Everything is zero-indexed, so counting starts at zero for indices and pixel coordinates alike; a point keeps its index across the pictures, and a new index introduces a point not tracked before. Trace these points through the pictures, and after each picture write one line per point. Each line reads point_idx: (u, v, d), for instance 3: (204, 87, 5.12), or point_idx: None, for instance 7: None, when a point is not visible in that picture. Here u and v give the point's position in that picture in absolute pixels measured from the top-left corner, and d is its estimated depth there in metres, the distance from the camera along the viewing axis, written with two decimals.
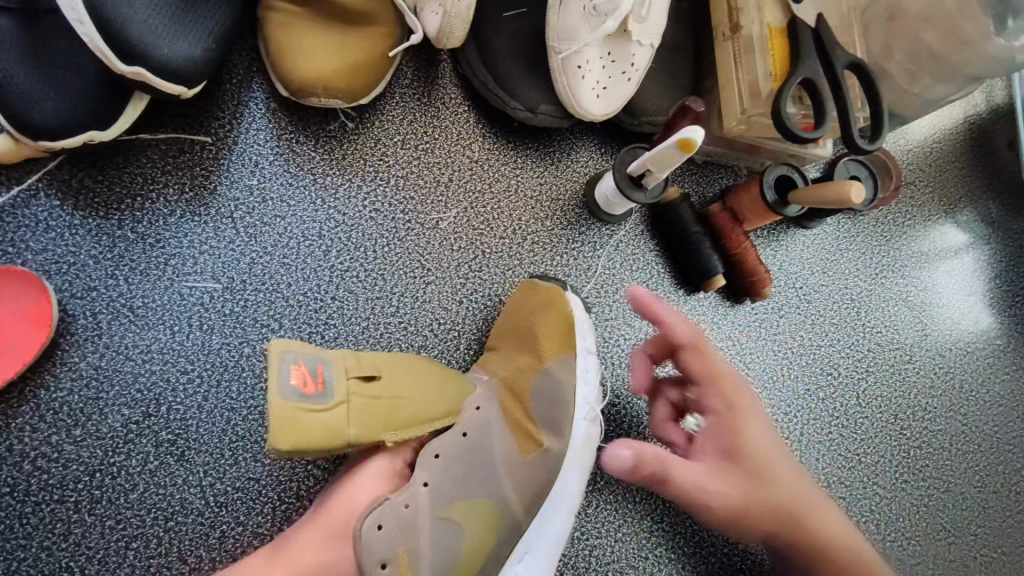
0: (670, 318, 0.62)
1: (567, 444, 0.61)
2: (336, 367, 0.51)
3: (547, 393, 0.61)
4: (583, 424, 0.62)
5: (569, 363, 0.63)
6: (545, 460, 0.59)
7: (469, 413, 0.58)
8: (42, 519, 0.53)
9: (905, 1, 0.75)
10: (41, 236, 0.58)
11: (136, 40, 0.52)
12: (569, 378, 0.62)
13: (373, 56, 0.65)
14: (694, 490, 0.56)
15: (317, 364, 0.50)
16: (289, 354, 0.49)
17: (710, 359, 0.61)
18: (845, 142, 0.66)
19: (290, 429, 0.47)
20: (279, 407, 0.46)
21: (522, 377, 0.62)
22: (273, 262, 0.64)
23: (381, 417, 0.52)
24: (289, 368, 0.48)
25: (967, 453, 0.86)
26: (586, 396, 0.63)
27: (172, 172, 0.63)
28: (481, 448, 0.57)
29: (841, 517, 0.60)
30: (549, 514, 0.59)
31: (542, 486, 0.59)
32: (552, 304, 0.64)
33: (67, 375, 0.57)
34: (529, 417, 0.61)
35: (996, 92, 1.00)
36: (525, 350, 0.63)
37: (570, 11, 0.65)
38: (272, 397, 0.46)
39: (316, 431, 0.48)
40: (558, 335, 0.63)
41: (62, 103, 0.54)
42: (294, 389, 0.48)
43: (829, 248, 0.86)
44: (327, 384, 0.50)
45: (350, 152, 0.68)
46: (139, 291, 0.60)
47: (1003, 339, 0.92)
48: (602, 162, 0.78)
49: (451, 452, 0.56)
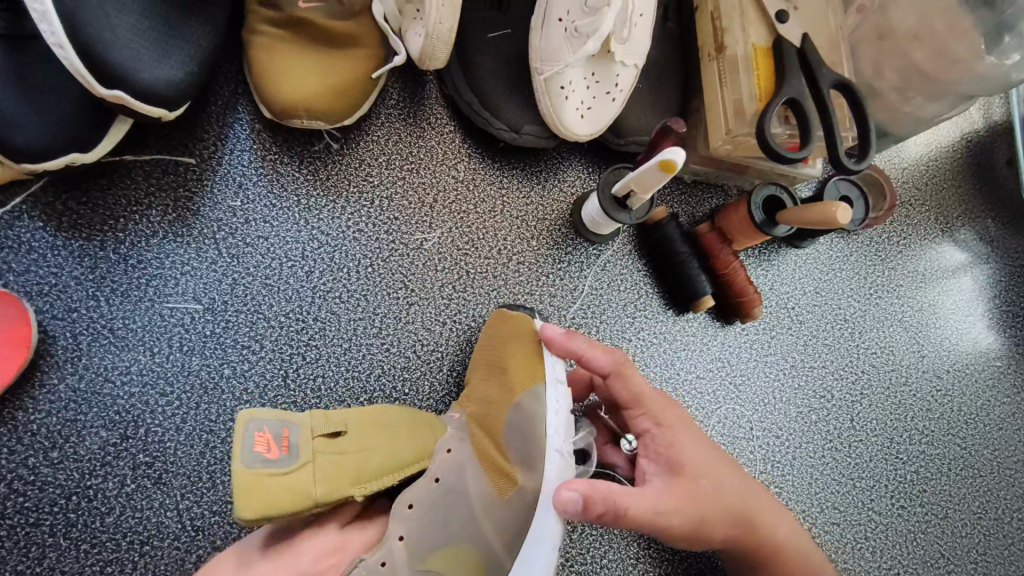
0: (589, 351, 0.60)
1: (542, 478, 0.58)
2: (303, 429, 0.53)
3: (518, 426, 0.59)
4: (558, 457, 0.59)
5: (540, 395, 0.60)
6: (520, 498, 0.57)
7: (439, 457, 0.58)
8: (17, 542, 0.53)
9: (894, 20, 0.75)
10: (24, 257, 0.58)
11: (118, 65, 0.53)
12: (539, 411, 0.60)
13: (356, 77, 0.65)
14: (654, 520, 0.53)
15: (283, 428, 0.52)
16: (256, 420, 0.51)
17: (636, 380, 0.59)
18: (831, 161, 0.65)
19: (253, 495, 0.48)
20: (244, 474, 0.48)
21: (493, 413, 0.60)
22: (255, 284, 0.64)
23: (348, 473, 0.53)
24: (253, 436, 0.50)
25: (967, 478, 0.84)
26: (559, 427, 0.60)
27: (155, 194, 0.63)
28: (458, 491, 0.57)
29: (787, 518, 0.63)
30: (529, 552, 0.57)
31: (521, 525, 0.57)
32: (516, 335, 0.63)
33: (45, 397, 0.56)
34: (501, 453, 0.59)
35: (993, 108, 0.99)
36: (495, 383, 0.61)
37: (552, 33, 0.65)
38: (236, 465, 0.48)
39: (282, 496, 0.49)
40: (525, 366, 0.61)
41: (44, 127, 0.54)
42: (259, 456, 0.50)
43: (823, 267, 0.85)
44: (292, 446, 0.52)
45: (334, 173, 0.68)
46: (120, 312, 0.60)
47: (1004, 360, 0.90)
48: (589, 181, 0.77)
49: (426, 500, 0.56)
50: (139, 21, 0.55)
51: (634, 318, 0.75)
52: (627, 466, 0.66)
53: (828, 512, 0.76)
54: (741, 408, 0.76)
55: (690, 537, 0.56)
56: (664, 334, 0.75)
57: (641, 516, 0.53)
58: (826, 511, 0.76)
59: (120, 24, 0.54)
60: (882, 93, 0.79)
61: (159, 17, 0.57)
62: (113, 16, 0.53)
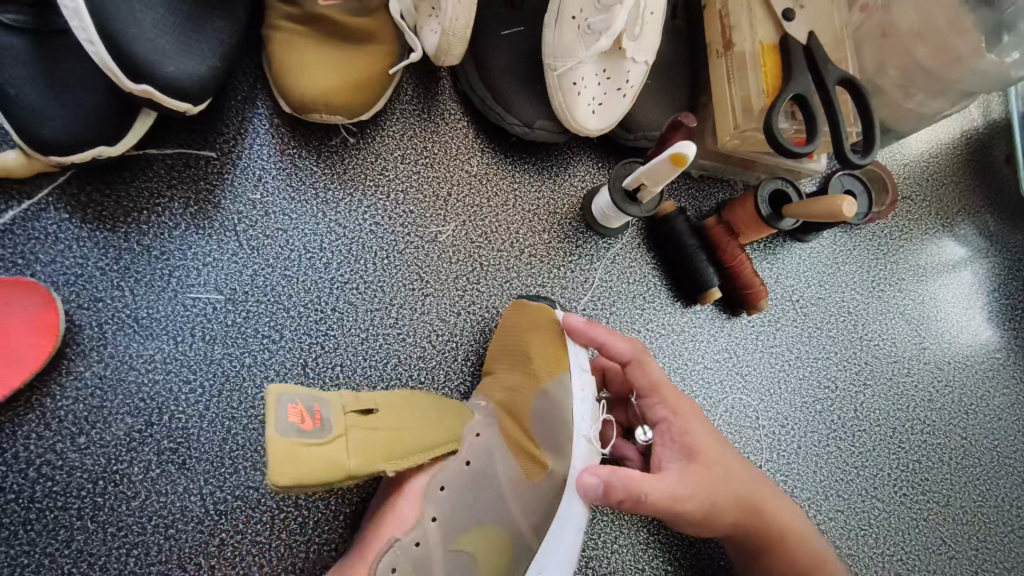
0: (611, 339, 0.62)
1: (569, 463, 0.60)
2: (334, 405, 0.52)
3: (545, 413, 0.61)
4: (584, 443, 0.61)
5: (566, 383, 0.62)
6: (549, 482, 0.59)
7: (469, 440, 0.59)
8: (45, 525, 0.54)
9: (897, 18, 0.77)
10: (49, 248, 0.60)
11: (145, 60, 0.54)
12: (566, 397, 0.62)
13: (373, 73, 0.67)
14: (672, 502, 0.54)
15: (314, 403, 0.51)
16: (288, 393, 0.49)
17: (654, 370, 0.62)
18: (837, 155, 0.67)
19: (288, 464, 0.46)
20: (278, 443, 0.46)
21: (520, 399, 0.62)
22: (274, 275, 0.65)
23: (380, 448, 0.52)
24: (287, 408, 0.49)
25: (967, 467, 0.85)
26: (585, 412, 0.62)
27: (177, 186, 0.64)
28: (487, 474, 0.58)
29: (796, 511, 0.65)
30: (557, 536, 0.59)
31: (550, 507, 0.59)
32: (540, 325, 0.64)
33: (71, 384, 0.58)
34: (529, 439, 0.61)
35: (992, 106, 1.01)
36: (520, 370, 0.63)
37: (565, 30, 0.66)
38: (270, 433, 0.46)
39: (317, 466, 0.48)
40: (550, 355, 0.63)
41: (72, 120, 0.55)
42: (292, 426, 0.48)
43: (826, 261, 0.87)
44: (324, 420, 0.50)
45: (350, 167, 0.70)
46: (144, 302, 0.61)
47: (1003, 352, 0.92)
48: (598, 176, 0.79)
49: (456, 481, 0.57)
50: (164, 17, 0.57)
51: (643, 310, 0.76)
52: (638, 458, 0.66)
53: (832, 499, 0.78)
54: (747, 397, 0.78)
55: (703, 523, 0.57)
56: (672, 326, 0.77)
57: (660, 498, 0.54)
58: (830, 498, 0.78)
59: (146, 19, 0.55)
60: (885, 90, 0.81)
61: (183, 14, 0.58)
62: (139, 11, 0.55)
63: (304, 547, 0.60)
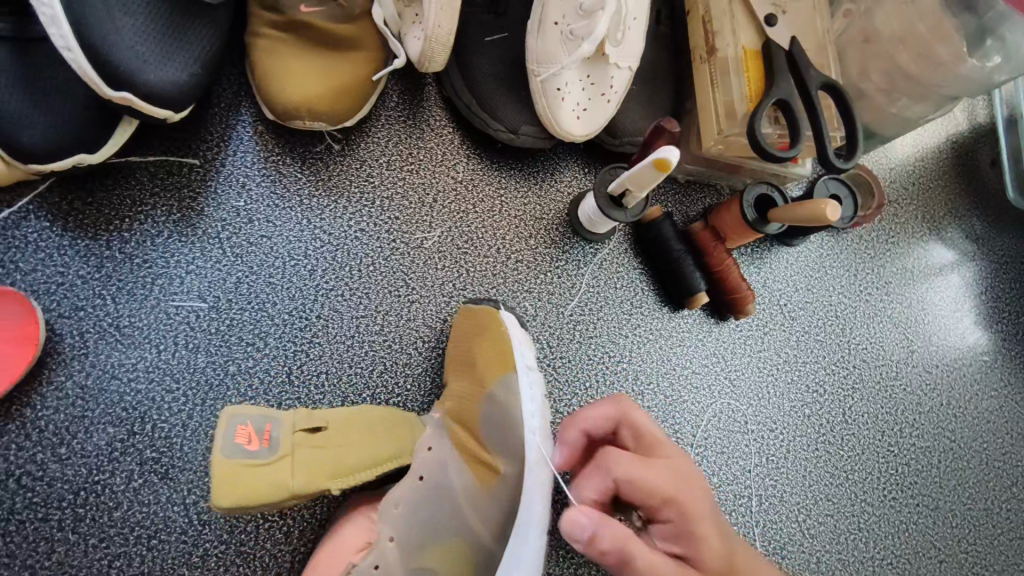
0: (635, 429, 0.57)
1: (522, 465, 0.58)
2: (283, 424, 0.56)
3: (494, 418, 0.60)
4: (536, 440, 0.59)
5: (513, 385, 0.61)
6: (501, 486, 0.58)
7: (420, 455, 0.59)
8: (25, 537, 0.54)
9: (879, 24, 0.78)
10: (31, 257, 0.59)
11: (125, 68, 0.54)
12: (512, 398, 0.60)
13: (357, 79, 0.67)
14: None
15: (264, 423, 0.55)
16: (238, 415, 0.54)
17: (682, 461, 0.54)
18: (821, 160, 0.67)
19: (234, 484, 0.51)
20: (222, 464, 0.51)
21: (470, 406, 0.61)
22: (258, 282, 0.65)
23: (326, 467, 0.55)
24: (237, 428, 0.53)
25: (956, 469, 0.85)
26: (534, 410, 0.60)
27: (160, 194, 0.64)
28: (441, 488, 0.58)
29: None
30: (521, 540, 0.55)
31: (507, 513, 0.58)
32: (487, 328, 0.63)
33: (52, 394, 0.57)
34: (481, 446, 0.60)
35: (978, 111, 1.01)
36: (468, 377, 0.63)
37: (548, 36, 0.67)
38: (216, 456, 0.51)
39: (262, 485, 0.52)
40: (495, 358, 0.62)
41: (52, 129, 0.55)
42: (238, 446, 0.52)
43: (813, 265, 0.87)
44: (273, 439, 0.54)
45: (335, 174, 0.70)
46: (126, 310, 0.61)
47: (992, 355, 0.92)
48: (585, 181, 0.79)
49: (410, 499, 0.58)
50: (145, 24, 0.57)
51: (630, 315, 0.76)
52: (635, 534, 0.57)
53: (822, 504, 0.78)
54: (736, 402, 0.78)
55: None
56: (660, 331, 0.77)
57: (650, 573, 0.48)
58: (820, 502, 0.78)
59: (126, 27, 0.55)
60: (868, 96, 0.81)
61: (163, 20, 0.58)
62: (118, 19, 0.54)
63: (289, 557, 0.60)
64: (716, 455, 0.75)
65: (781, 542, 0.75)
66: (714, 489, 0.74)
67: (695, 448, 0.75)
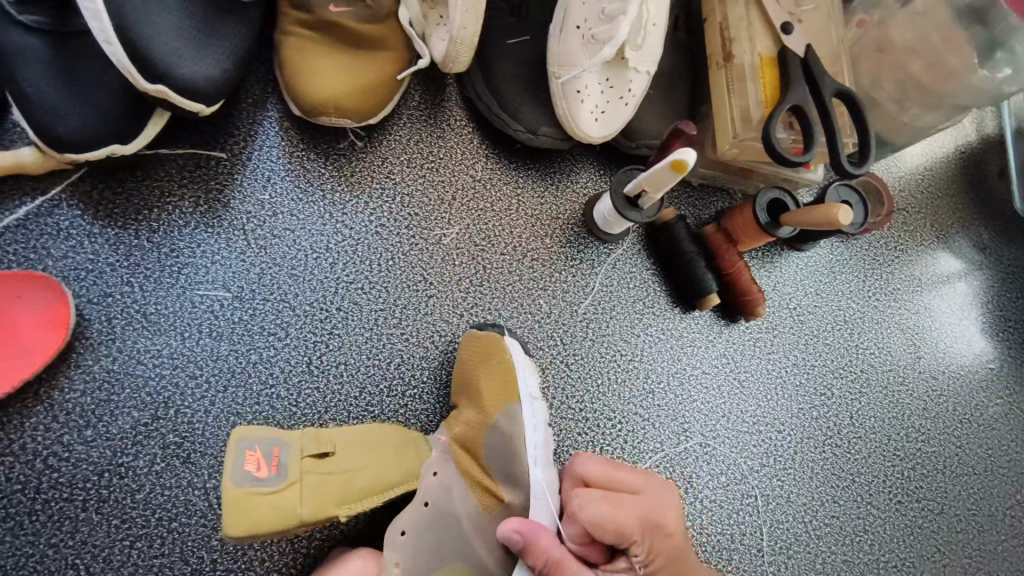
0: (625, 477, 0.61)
1: (525, 493, 0.59)
2: (293, 448, 0.56)
3: (498, 446, 0.61)
4: (539, 471, 0.61)
5: (515, 415, 0.62)
6: (508, 515, 0.60)
7: (426, 479, 0.61)
8: (51, 516, 0.55)
9: (893, 35, 0.79)
10: (62, 243, 0.61)
11: (162, 62, 0.55)
12: (516, 428, 0.61)
13: (383, 78, 0.68)
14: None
15: (272, 448, 0.55)
16: (246, 439, 0.54)
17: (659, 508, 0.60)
18: (834, 166, 0.69)
19: (241, 514, 0.51)
20: (232, 493, 0.51)
21: (473, 433, 0.62)
22: (281, 274, 0.66)
23: (333, 493, 0.56)
24: (245, 454, 0.54)
25: (960, 475, 0.86)
26: (536, 439, 0.62)
27: (188, 186, 0.66)
28: (446, 514, 0.59)
29: None
30: None
31: None
32: (491, 356, 0.64)
33: (80, 377, 0.59)
34: (486, 474, 0.61)
35: (986, 122, 1.03)
36: (472, 404, 0.64)
37: (570, 40, 0.69)
38: (225, 483, 0.52)
39: (270, 514, 0.52)
40: (499, 387, 0.63)
41: (88, 119, 0.57)
42: (248, 473, 0.53)
43: (823, 270, 0.88)
44: (281, 465, 0.55)
45: (357, 170, 0.71)
46: (153, 298, 0.62)
47: (997, 364, 0.93)
48: (600, 183, 0.80)
49: (417, 525, 0.59)
50: (182, 20, 0.58)
51: (643, 315, 0.78)
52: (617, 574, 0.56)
53: (828, 505, 0.79)
54: (744, 403, 0.79)
55: None
56: (671, 331, 0.78)
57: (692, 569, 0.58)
58: (826, 504, 0.79)
59: (164, 22, 0.57)
60: (881, 104, 0.83)
61: (199, 16, 0.60)
62: (156, 14, 0.56)
63: (307, 542, 0.61)
64: (724, 455, 0.76)
65: (787, 543, 0.76)
66: (723, 489, 0.75)
67: (705, 448, 0.76)
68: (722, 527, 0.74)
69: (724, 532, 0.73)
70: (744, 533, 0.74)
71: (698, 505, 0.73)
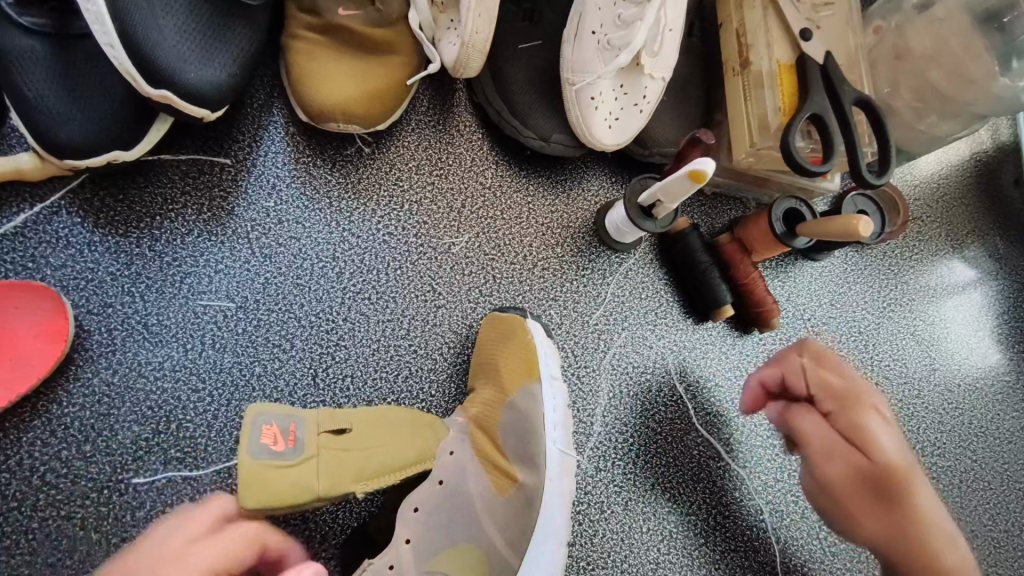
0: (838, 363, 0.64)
1: (542, 473, 0.59)
2: (309, 424, 0.53)
3: (515, 425, 0.61)
4: (556, 453, 0.61)
5: (535, 393, 0.62)
6: (522, 494, 0.59)
7: (442, 459, 0.59)
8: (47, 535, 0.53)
9: (911, 43, 0.78)
10: (61, 252, 0.59)
11: (165, 65, 0.54)
12: (535, 406, 0.61)
13: (392, 83, 0.67)
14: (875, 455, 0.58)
15: (290, 423, 0.52)
16: (263, 414, 0.51)
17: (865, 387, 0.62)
18: (853, 176, 0.67)
19: (259, 488, 0.47)
20: (247, 465, 0.48)
21: (490, 412, 0.62)
22: (286, 283, 0.65)
23: (350, 470, 0.53)
24: (262, 428, 0.50)
25: (976, 490, 0.85)
26: (555, 420, 0.62)
27: (190, 193, 0.64)
28: (459, 492, 0.58)
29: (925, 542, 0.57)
30: (536, 550, 0.57)
31: (525, 522, 0.58)
32: (512, 336, 0.64)
33: (79, 391, 0.57)
34: (501, 453, 0.61)
35: (1000, 130, 1.01)
36: (490, 382, 0.63)
37: (585, 45, 0.67)
38: (241, 456, 0.48)
39: (288, 489, 0.49)
40: (519, 366, 0.63)
41: (88, 124, 0.55)
42: (264, 447, 0.49)
43: (836, 280, 0.86)
44: (299, 440, 0.51)
45: (365, 177, 0.70)
46: (154, 309, 0.61)
47: (1012, 375, 0.92)
48: (612, 191, 0.79)
49: (430, 504, 0.57)
50: (186, 22, 0.57)
51: (655, 325, 0.76)
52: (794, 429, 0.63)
53: None
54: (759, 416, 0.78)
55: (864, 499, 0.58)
56: (683, 343, 0.77)
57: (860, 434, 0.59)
58: None
59: (168, 25, 0.55)
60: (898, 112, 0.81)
61: (204, 19, 0.58)
62: (160, 17, 0.54)
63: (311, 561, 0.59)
64: (738, 469, 0.75)
65: (803, 560, 0.74)
66: (737, 502, 0.73)
67: (719, 461, 0.74)
68: (735, 543, 0.72)
69: (738, 548, 0.72)
70: (758, 549, 0.73)
71: (711, 520, 0.72)
